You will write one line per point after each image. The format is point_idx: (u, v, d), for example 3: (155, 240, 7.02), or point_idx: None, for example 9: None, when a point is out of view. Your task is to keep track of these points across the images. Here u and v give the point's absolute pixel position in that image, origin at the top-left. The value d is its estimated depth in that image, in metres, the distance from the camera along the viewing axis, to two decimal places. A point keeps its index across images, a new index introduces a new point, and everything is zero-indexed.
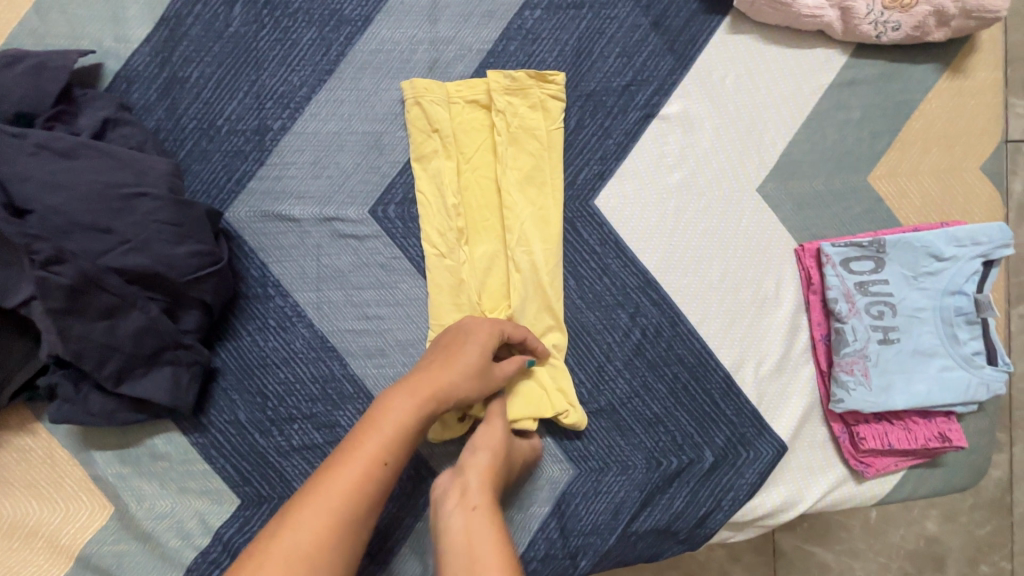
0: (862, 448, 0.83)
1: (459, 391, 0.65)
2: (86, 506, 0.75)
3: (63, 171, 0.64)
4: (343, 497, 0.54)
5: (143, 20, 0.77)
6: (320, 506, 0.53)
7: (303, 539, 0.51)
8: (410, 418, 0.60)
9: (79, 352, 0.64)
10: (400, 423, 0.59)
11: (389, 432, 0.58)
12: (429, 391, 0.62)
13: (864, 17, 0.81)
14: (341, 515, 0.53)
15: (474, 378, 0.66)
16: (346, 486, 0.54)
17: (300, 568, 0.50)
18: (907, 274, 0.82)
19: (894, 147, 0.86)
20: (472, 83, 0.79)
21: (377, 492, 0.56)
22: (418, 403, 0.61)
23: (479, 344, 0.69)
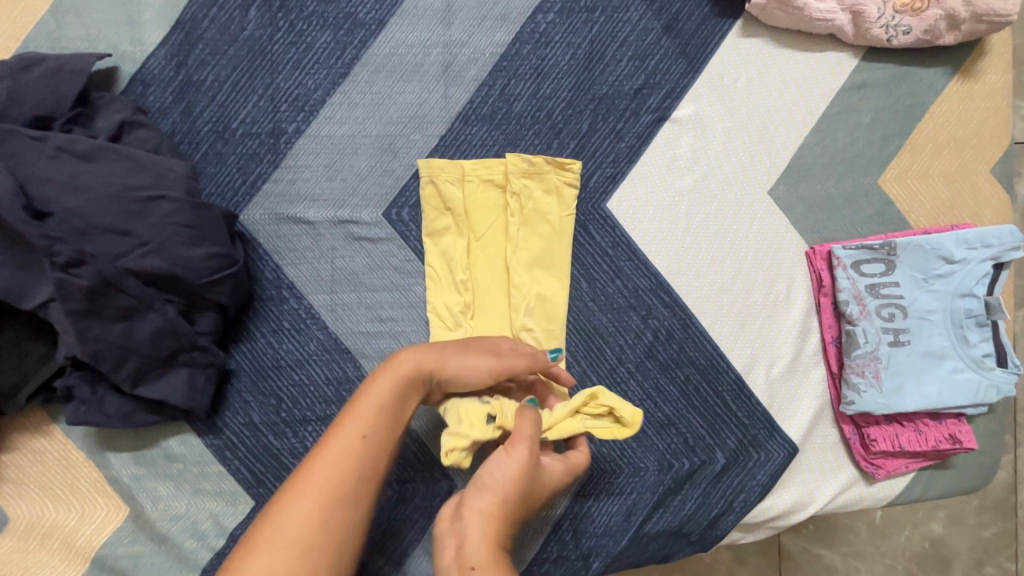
0: (873, 450, 0.83)
1: (454, 377, 0.66)
2: (102, 507, 0.75)
3: (83, 173, 0.64)
4: (332, 480, 0.55)
5: (159, 23, 0.77)
6: (307, 492, 0.54)
7: (295, 527, 0.52)
8: (389, 398, 0.61)
9: (97, 353, 0.65)
10: (381, 403, 0.60)
11: (372, 411, 0.60)
12: (409, 371, 0.63)
13: (876, 21, 0.82)
14: (331, 497, 0.55)
15: (462, 369, 0.66)
16: (333, 471, 0.56)
17: (294, 550, 0.52)
18: (917, 276, 0.83)
19: (904, 150, 0.86)
20: (490, 162, 0.80)
21: (366, 472, 0.57)
22: (395, 382, 0.62)
23: (473, 343, 0.69)
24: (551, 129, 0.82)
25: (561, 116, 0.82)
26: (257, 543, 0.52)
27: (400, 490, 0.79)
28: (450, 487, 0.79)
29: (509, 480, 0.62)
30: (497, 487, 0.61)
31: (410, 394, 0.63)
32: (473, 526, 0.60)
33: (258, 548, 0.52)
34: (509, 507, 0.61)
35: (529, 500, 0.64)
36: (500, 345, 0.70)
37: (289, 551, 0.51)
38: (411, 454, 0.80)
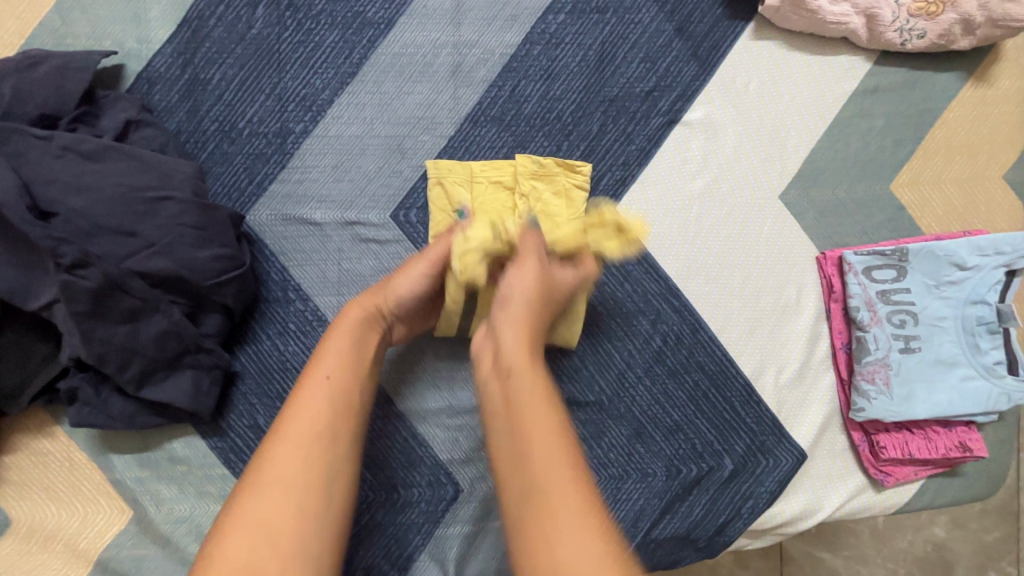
0: (882, 458, 0.83)
1: (400, 289, 0.67)
2: (104, 510, 0.74)
3: (89, 173, 0.63)
4: (316, 422, 0.55)
5: (166, 20, 0.76)
6: (293, 439, 0.53)
7: (288, 472, 0.51)
8: (350, 339, 0.62)
9: (102, 355, 0.64)
10: (347, 345, 0.61)
11: (338, 356, 0.60)
12: (362, 309, 0.64)
13: (890, 25, 0.81)
14: (320, 438, 0.54)
15: (410, 271, 0.68)
16: (315, 412, 0.55)
17: (290, 488, 0.50)
18: (929, 282, 0.82)
19: (917, 155, 0.85)
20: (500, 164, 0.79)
21: (346, 412, 0.57)
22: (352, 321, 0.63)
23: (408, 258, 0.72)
24: (561, 131, 0.81)
25: (571, 118, 0.81)
26: (254, 499, 0.50)
27: (406, 494, 0.78)
28: (456, 491, 0.79)
29: (527, 275, 0.64)
30: (517, 289, 0.63)
31: (370, 333, 0.64)
32: (511, 344, 0.60)
33: (256, 504, 0.49)
34: (533, 303, 0.64)
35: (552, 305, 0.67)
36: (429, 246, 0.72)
37: (286, 488, 0.50)
38: (417, 458, 0.79)
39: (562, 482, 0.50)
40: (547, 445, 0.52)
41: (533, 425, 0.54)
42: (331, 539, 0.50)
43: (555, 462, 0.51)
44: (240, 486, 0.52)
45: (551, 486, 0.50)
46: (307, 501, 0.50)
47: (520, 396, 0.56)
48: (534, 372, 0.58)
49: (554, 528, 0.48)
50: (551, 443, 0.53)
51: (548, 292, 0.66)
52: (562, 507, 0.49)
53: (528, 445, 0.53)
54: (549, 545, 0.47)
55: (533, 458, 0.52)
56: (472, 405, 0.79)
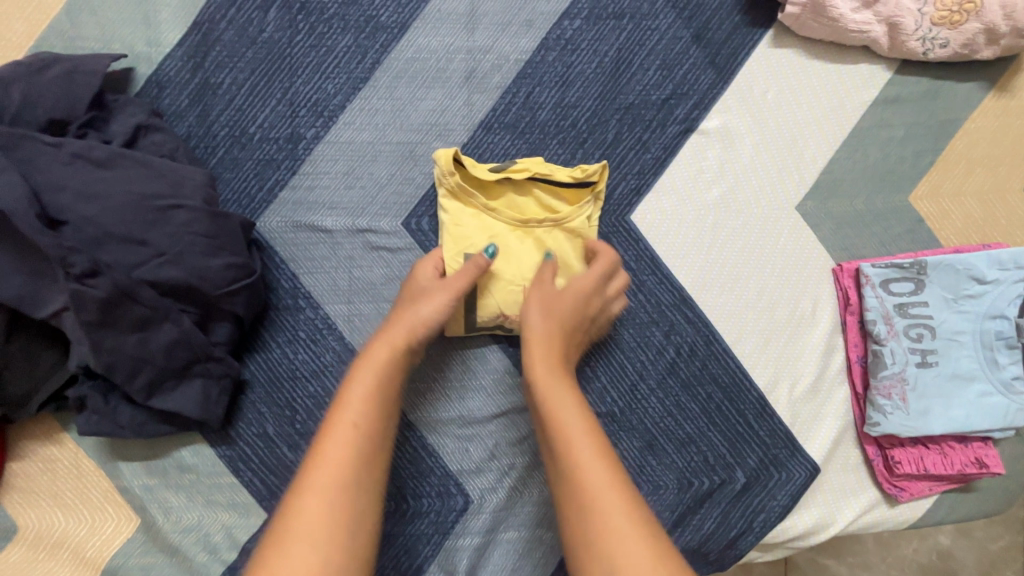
0: (897, 473, 0.82)
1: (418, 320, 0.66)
2: (112, 517, 0.74)
3: (99, 181, 0.62)
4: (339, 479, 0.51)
5: (176, 23, 0.75)
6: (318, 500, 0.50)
7: (315, 526, 0.47)
8: (375, 381, 0.59)
9: (111, 365, 0.63)
10: (370, 386, 0.58)
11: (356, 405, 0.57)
12: (386, 350, 0.62)
13: (912, 34, 0.79)
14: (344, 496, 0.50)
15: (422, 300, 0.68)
16: (339, 469, 0.52)
17: (320, 543, 0.47)
18: (947, 296, 0.81)
19: (937, 166, 0.84)
20: (514, 166, 0.75)
21: (366, 466, 0.53)
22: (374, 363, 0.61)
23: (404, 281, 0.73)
24: (576, 139, 0.80)
25: (586, 126, 0.80)
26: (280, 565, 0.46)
27: (415, 505, 0.77)
28: (465, 502, 0.78)
29: (544, 297, 0.68)
30: (534, 307, 0.67)
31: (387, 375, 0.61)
32: (532, 358, 0.62)
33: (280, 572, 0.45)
34: (553, 317, 0.67)
35: (572, 321, 0.69)
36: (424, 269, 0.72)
37: (316, 539, 0.47)
38: (427, 468, 0.78)
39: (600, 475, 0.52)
40: (582, 444, 0.54)
41: (564, 428, 0.56)
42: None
43: (590, 458, 0.53)
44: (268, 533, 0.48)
45: (591, 482, 0.51)
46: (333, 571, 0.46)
47: (551, 404, 0.58)
48: (559, 381, 0.61)
49: (602, 521, 0.49)
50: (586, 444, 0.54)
51: (565, 301, 0.69)
52: (604, 500, 0.50)
53: (564, 446, 0.54)
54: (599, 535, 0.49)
55: (571, 459, 0.53)
56: (483, 416, 0.78)
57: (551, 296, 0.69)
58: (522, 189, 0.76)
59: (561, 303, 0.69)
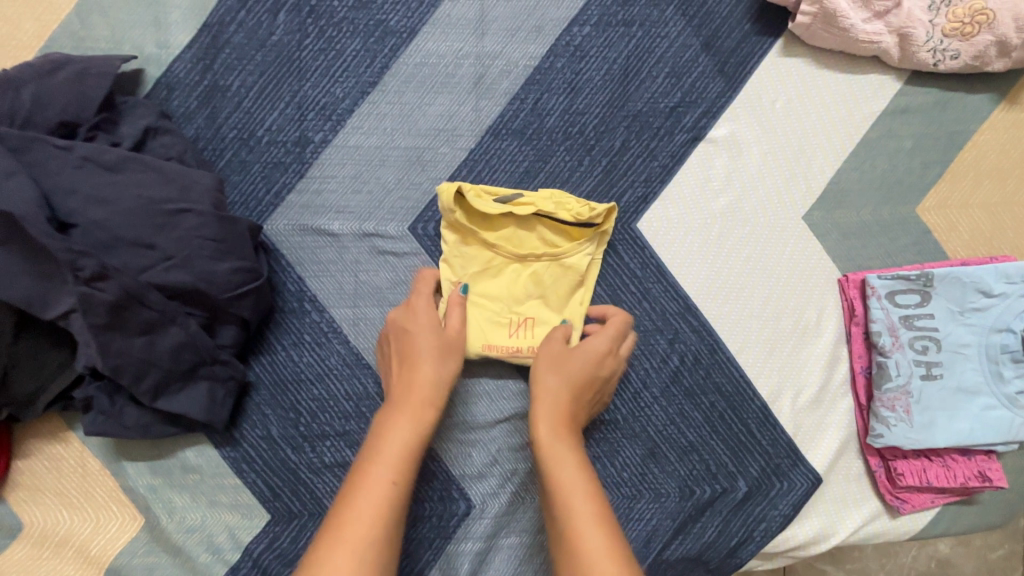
0: (899, 485, 0.82)
1: (427, 372, 0.67)
2: (117, 517, 0.74)
3: (109, 185, 0.63)
4: (364, 521, 0.53)
5: (186, 24, 0.75)
6: (343, 537, 0.52)
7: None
8: (411, 436, 0.62)
9: (118, 367, 0.63)
10: (404, 441, 0.61)
11: (392, 453, 0.60)
12: (421, 407, 0.65)
13: (923, 45, 0.79)
14: (366, 542, 0.52)
15: (440, 350, 0.69)
16: (367, 515, 0.54)
17: None
18: (953, 309, 0.81)
19: (945, 177, 0.84)
20: (520, 200, 0.75)
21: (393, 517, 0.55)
22: (414, 421, 0.63)
23: (396, 320, 0.72)
24: (583, 146, 0.80)
25: (594, 133, 0.80)
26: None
27: (418, 508, 0.78)
28: (467, 506, 0.78)
29: (556, 358, 0.70)
30: (549, 370, 0.69)
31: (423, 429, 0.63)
32: (545, 430, 0.64)
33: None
34: (568, 385, 0.68)
35: (587, 381, 0.69)
36: (424, 310, 0.72)
37: None
38: (430, 473, 0.78)
39: (598, 550, 0.52)
40: (585, 516, 0.55)
41: (569, 500, 0.57)
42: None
43: (588, 518, 0.55)
44: None
45: (588, 552, 0.52)
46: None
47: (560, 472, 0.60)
48: (570, 452, 0.62)
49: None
50: (588, 514, 0.56)
51: (580, 361, 0.70)
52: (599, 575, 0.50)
53: (565, 522, 0.56)
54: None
55: (571, 526, 0.55)
56: (486, 421, 0.79)
57: (565, 357, 0.70)
58: (526, 223, 0.76)
59: (576, 366, 0.69)
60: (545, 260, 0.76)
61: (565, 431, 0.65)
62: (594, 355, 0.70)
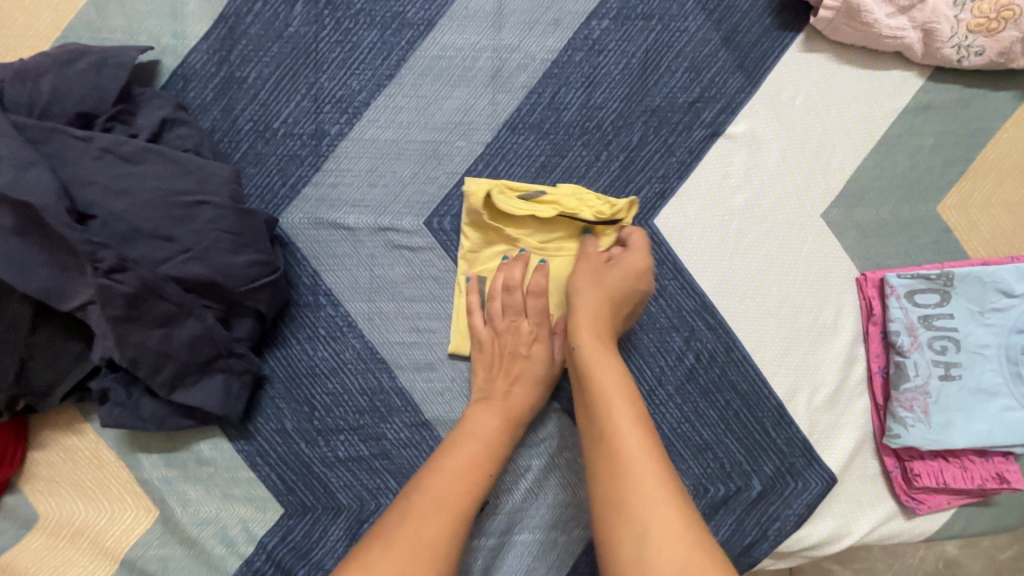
0: (916, 485, 0.81)
1: (524, 396, 0.70)
2: (131, 508, 0.74)
3: (127, 177, 0.62)
4: (452, 492, 0.59)
5: (202, 15, 0.75)
6: (433, 496, 0.58)
7: (428, 536, 0.54)
8: (502, 425, 0.67)
9: (136, 359, 0.63)
10: (492, 428, 0.66)
11: (479, 440, 0.65)
12: (515, 398, 0.70)
13: (948, 41, 0.78)
14: (460, 512, 0.57)
15: (543, 376, 0.72)
16: (453, 485, 0.59)
17: (424, 553, 0.53)
18: (974, 309, 0.80)
19: (967, 176, 0.83)
20: (544, 197, 0.74)
21: (480, 493, 0.61)
22: (505, 411, 0.68)
23: (488, 333, 0.74)
24: (600, 140, 0.79)
25: (611, 127, 0.79)
26: (379, 550, 0.53)
27: None
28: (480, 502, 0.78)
29: (594, 271, 0.70)
30: (588, 288, 0.68)
31: (515, 432, 0.68)
32: (586, 339, 0.65)
33: (383, 558, 0.52)
34: (604, 303, 0.68)
35: (625, 299, 0.69)
36: (520, 325, 0.73)
37: (423, 548, 0.53)
38: None
39: (637, 448, 0.55)
40: (624, 419, 0.57)
41: (608, 397, 0.59)
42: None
43: (631, 429, 0.57)
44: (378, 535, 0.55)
45: (629, 460, 0.55)
46: (430, 562, 0.53)
47: (601, 385, 0.60)
48: (608, 356, 0.64)
49: (634, 495, 0.53)
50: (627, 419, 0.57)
51: (616, 276, 0.69)
52: (636, 467, 0.54)
53: (604, 419, 0.58)
54: (626, 509, 0.52)
55: (612, 432, 0.57)
56: None
57: (603, 274, 0.70)
58: (545, 221, 0.75)
59: (612, 279, 0.69)
60: (565, 257, 0.76)
61: (604, 340, 0.65)
62: (629, 271, 0.70)
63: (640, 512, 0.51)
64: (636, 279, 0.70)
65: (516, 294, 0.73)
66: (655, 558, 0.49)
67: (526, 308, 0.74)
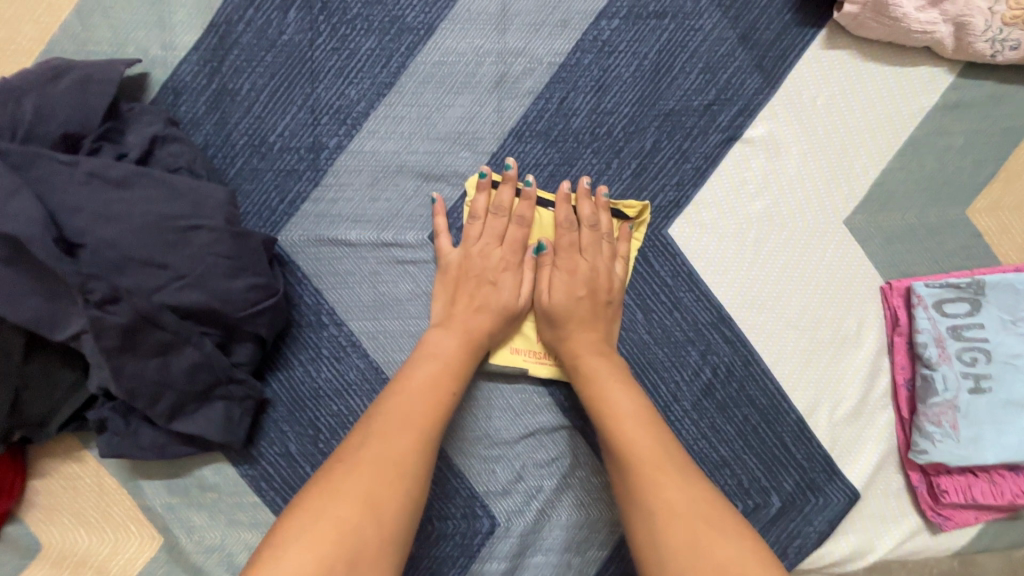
0: (943, 501, 0.78)
1: (485, 322, 0.70)
2: (134, 537, 0.73)
3: (117, 203, 0.59)
4: (413, 413, 0.60)
5: (192, 25, 0.71)
6: (396, 419, 0.59)
7: (396, 456, 0.56)
8: (463, 347, 0.68)
9: (133, 390, 0.61)
10: (453, 350, 0.67)
11: (437, 361, 0.66)
12: (471, 324, 0.70)
13: (981, 34, 0.73)
14: (424, 431, 0.59)
15: (507, 306, 0.71)
16: (415, 407, 0.61)
17: (392, 471, 0.55)
18: (1005, 318, 0.76)
19: (998, 178, 0.79)
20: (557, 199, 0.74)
21: (446, 413, 0.63)
22: (464, 334, 0.69)
23: (457, 256, 0.72)
24: (611, 148, 0.75)
25: (623, 134, 0.75)
26: (346, 471, 0.55)
27: (440, 526, 0.75)
28: (491, 525, 0.75)
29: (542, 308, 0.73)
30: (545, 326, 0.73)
31: (475, 352, 0.68)
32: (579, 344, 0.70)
33: (349, 475, 0.54)
34: (575, 327, 0.71)
35: (563, 309, 0.71)
36: (489, 253, 0.72)
37: (389, 466, 0.55)
38: (453, 489, 0.76)
39: (639, 436, 0.61)
40: (626, 413, 0.63)
41: (606, 392, 0.66)
42: (411, 514, 0.55)
43: (631, 422, 0.62)
44: (338, 459, 0.57)
45: (634, 448, 0.60)
46: (399, 479, 0.55)
47: (599, 386, 0.66)
48: (602, 363, 0.69)
49: (645, 481, 0.58)
50: (632, 419, 0.63)
51: (555, 296, 0.71)
52: (639, 450, 0.60)
53: (609, 412, 0.64)
54: (644, 500, 0.57)
55: (614, 425, 0.63)
56: (510, 437, 0.76)
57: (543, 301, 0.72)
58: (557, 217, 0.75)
59: (555, 299, 0.71)
60: None
61: (596, 353, 0.70)
62: (570, 269, 0.72)
63: (648, 496, 0.57)
64: (582, 277, 0.72)
65: (501, 219, 0.73)
66: (665, 533, 0.55)
67: (504, 235, 0.73)
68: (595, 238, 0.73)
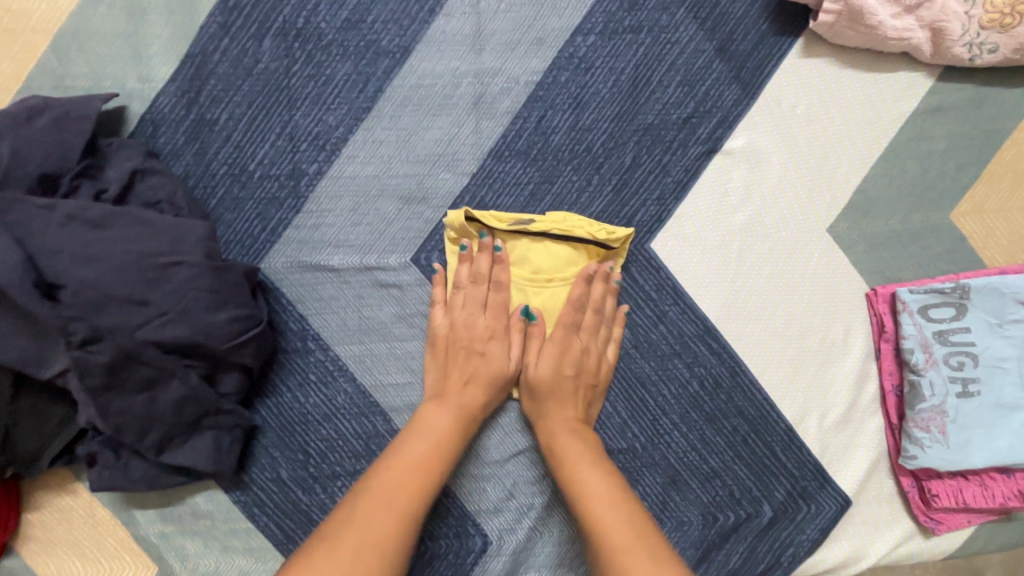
0: (934, 506, 0.78)
1: (478, 394, 0.70)
2: (130, 565, 0.73)
3: (96, 242, 0.60)
4: (397, 495, 0.60)
5: (168, 56, 0.72)
6: (379, 500, 0.59)
7: (377, 539, 0.56)
8: (455, 422, 0.68)
9: (120, 426, 0.62)
10: (443, 426, 0.67)
11: (428, 439, 0.66)
12: (462, 398, 0.70)
13: (958, 39, 0.73)
14: (407, 512, 0.59)
15: (497, 375, 0.71)
16: (399, 488, 0.61)
17: (370, 557, 0.54)
18: (991, 321, 0.76)
19: (981, 180, 0.79)
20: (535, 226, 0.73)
21: (430, 495, 0.62)
22: (456, 409, 0.69)
23: (446, 325, 0.72)
24: (590, 164, 0.75)
25: (602, 150, 0.75)
26: (323, 557, 0.54)
27: (433, 546, 0.76)
28: (484, 543, 0.76)
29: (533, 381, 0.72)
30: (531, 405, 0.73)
31: (468, 428, 0.69)
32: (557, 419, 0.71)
33: (327, 560, 0.53)
34: (555, 405, 0.72)
35: (553, 385, 0.72)
36: (478, 320, 0.72)
37: (369, 549, 0.55)
38: (445, 509, 0.76)
39: (614, 521, 0.61)
40: (600, 495, 0.63)
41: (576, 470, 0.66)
42: None
43: (606, 506, 0.62)
44: (318, 541, 0.56)
45: (609, 534, 0.60)
46: (378, 565, 0.54)
47: (571, 466, 0.67)
48: (579, 443, 0.69)
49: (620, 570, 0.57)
50: (606, 502, 0.63)
51: (545, 369, 0.72)
52: (612, 537, 0.59)
53: (583, 491, 0.64)
54: None
55: (587, 507, 0.63)
56: (499, 456, 0.76)
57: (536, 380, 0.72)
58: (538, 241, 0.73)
59: (545, 376, 0.72)
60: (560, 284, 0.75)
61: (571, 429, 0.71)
62: (562, 347, 0.73)
63: None
64: (572, 357, 0.72)
65: (481, 287, 0.73)
66: None
67: (487, 302, 0.73)
68: (593, 326, 0.74)
